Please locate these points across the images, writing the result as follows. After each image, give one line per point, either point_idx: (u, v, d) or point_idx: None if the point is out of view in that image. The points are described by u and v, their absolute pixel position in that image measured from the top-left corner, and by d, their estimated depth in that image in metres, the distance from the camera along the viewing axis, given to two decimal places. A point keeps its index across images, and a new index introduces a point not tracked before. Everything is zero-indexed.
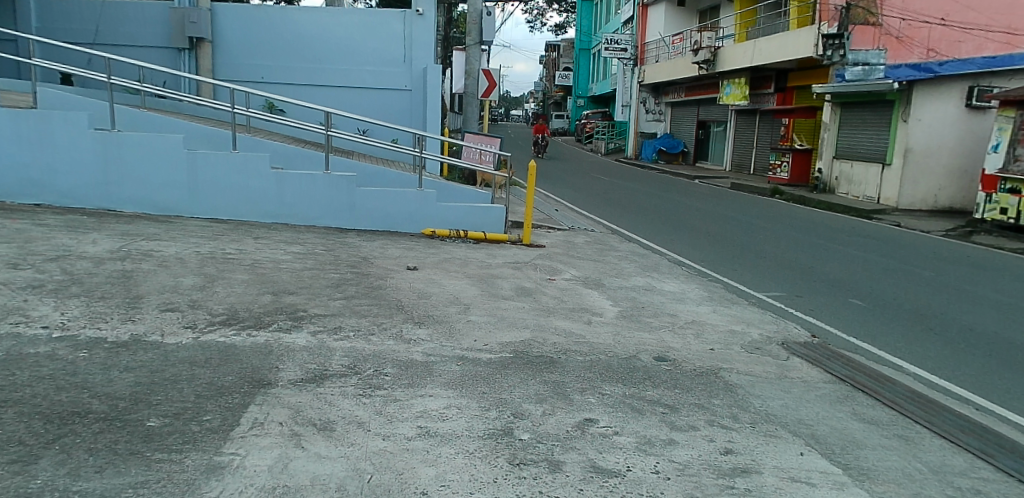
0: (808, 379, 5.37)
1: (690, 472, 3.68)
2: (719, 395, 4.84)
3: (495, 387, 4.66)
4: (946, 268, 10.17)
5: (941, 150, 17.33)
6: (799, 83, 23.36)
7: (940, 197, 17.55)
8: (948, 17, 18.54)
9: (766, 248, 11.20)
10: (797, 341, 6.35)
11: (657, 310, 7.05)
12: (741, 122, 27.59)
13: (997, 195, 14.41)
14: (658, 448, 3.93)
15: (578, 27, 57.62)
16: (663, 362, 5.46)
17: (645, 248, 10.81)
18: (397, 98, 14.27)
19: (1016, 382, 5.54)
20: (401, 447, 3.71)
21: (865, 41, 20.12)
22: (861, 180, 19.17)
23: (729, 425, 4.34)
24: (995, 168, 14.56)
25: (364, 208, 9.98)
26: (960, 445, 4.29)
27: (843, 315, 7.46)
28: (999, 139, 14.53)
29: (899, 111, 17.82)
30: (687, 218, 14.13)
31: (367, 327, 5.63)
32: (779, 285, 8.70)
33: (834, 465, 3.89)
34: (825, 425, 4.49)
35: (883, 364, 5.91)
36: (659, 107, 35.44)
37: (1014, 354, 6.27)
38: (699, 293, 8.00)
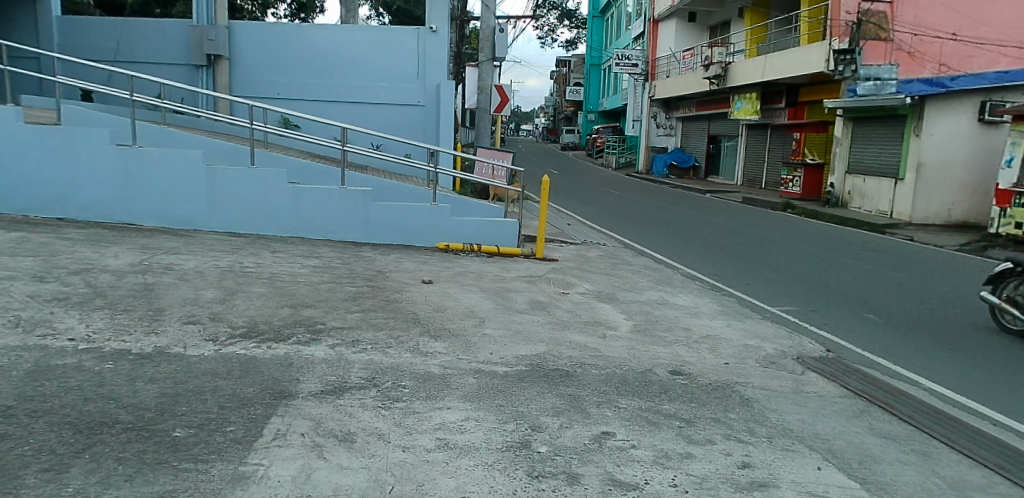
0: (824, 393, 5.37)
1: (707, 486, 3.70)
2: (735, 409, 4.86)
3: (512, 400, 4.71)
4: (962, 283, 10.10)
5: (953, 165, 17.22)
6: (810, 98, 23.47)
7: (954, 211, 17.33)
8: (960, 32, 18.90)
9: (781, 263, 11.16)
10: (812, 356, 6.35)
11: (671, 324, 7.08)
12: (752, 137, 27.60)
13: (1011, 210, 14.36)
14: (675, 462, 3.95)
15: (589, 42, 58.06)
16: (678, 376, 5.48)
17: (658, 262, 10.83)
18: (410, 113, 14.39)
19: None
20: (421, 459, 3.76)
21: (877, 56, 20.07)
22: (873, 194, 19.11)
23: (746, 439, 4.36)
24: (1009, 183, 14.52)
25: (380, 221, 10.07)
26: (977, 460, 4.29)
27: (858, 330, 7.44)
28: (1013, 153, 14.51)
29: (910, 125, 17.88)
30: (699, 233, 14.14)
31: (385, 340, 5.68)
32: (793, 300, 8.70)
33: (851, 479, 3.90)
34: (841, 440, 4.49)
35: (897, 379, 5.89)
36: (671, 122, 35.56)
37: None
38: (713, 307, 8.01)
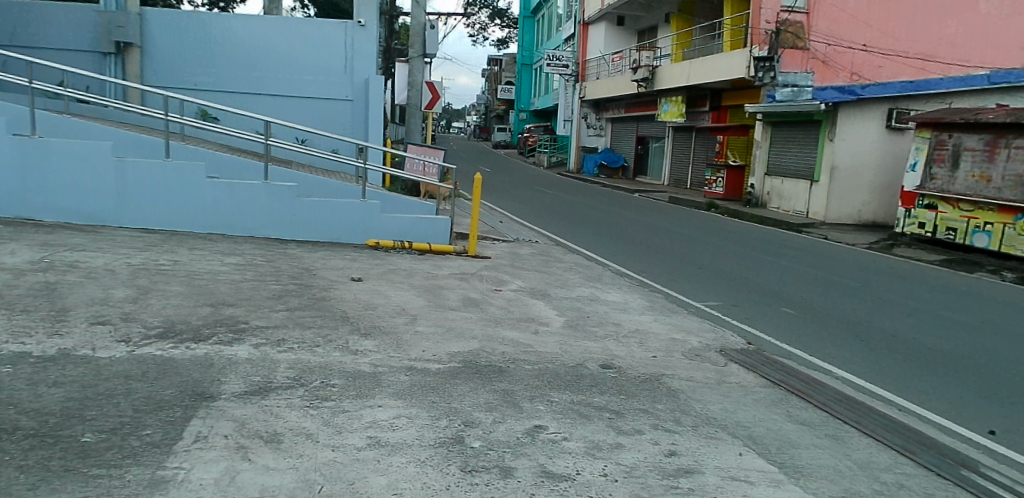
0: (746, 383, 5.56)
1: (636, 474, 3.76)
2: (662, 400, 4.96)
3: (444, 396, 4.66)
4: (871, 278, 10.66)
5: (862, 168, 18.22)
6: (732, 102, 24.28)
7: (863, 212, 18.40)
8: (869, 43, 20.36)
9: (705, 259, 11.51)
10: (735, 348, 6.56)
11: (602, 320, 7.18)
12: (678, 138, 28.37)
13: (916, 211, 15.54)
14: (606, 452, 4.00)
15: (520, 42, 58.33)
16: (609, 370, 5.56)
17: (588, 259, 10.98)
18: (337, 108, 14.10)
19: (934, 385, 5.88)
20: (351, 458, 3.67)
21: (795, 63, 21.02)
22: (791, 195, 19.97)
23: (674, 429, 4.46)
24: (913, 186, 15.70)
25: (305, 218, 9.82)
26: (884, 442, 4.53)
27: (777, 323, 7.74)
28: (917, 158, 15.70)
29: (825, 131, 18.61)
30: (627, 231, 14.43)
31: (312, 339, 5.53)
32: (716, 295, 8.98)
33: (770, 464, 4.05)
34: (761, 427, 4.65)
35: (813, 369, 6.16)
36: (601, 122, 36.16)
37: (930, 360, 6.63)
38: (642, 302, 8.18)
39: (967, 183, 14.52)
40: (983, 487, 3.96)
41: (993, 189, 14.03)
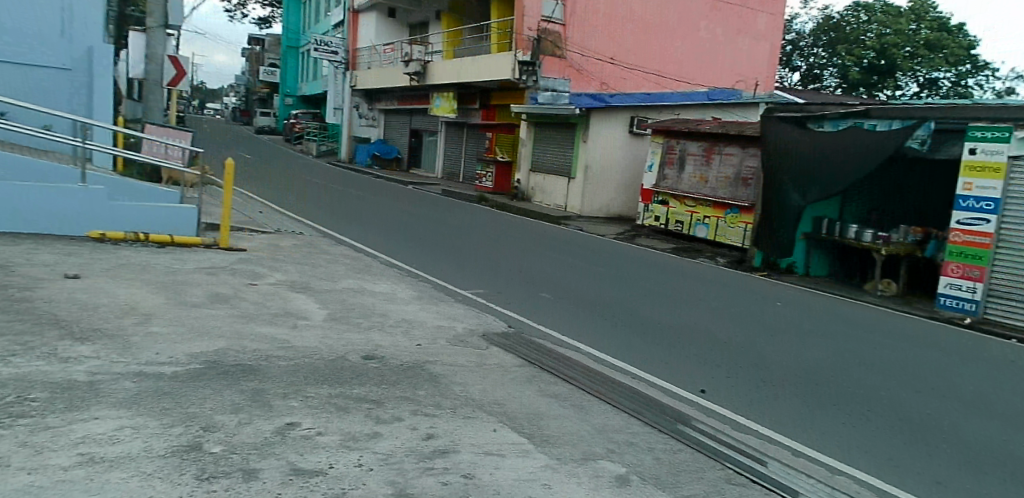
0: (503, 364, 5.74)
1: (392, 461, 3.68)
2: (423, 386, 4.93)
3: (181, 401, 4.18)
4: (619, 265, 11.72)
5: (612, 168, 20.05)
6: (499, 101, 25.01)
7: (613, 208, 20.25)
8: (616, 57, 23.33)
9: (471, 249, 11.81)
10: (496, 332, 6.78)
11: (367, 311, 6.99)
12: (450, 132, 28.91)
13: (652, 206, 17.79)
14: (361, 443, 3.86)
15: (286, 24, 55.37)
16: (371, 360, 5.41)
17: (355, 250, 10.68)
18: (52, 76, 12.48)
19: (659, 355, 6.75)
20: (55, 480, 3.12)
21: (554, 71, 22.17)
22: (552, 190, 21.20)
23: (432, 412, 4.45)
24: (649, 184, 17.99)
25: (7, 206, 8.36)
26: (617, 407, 5.06)
27: (534, 307, 8.15)
28: (653, 160, 18.03)
29: (580, 131, 19.91)
30: (396, 222, 14.31)
31: (8, 348, 4.65)
32: (481, 282, 9.23)
33: (521, 437, 4.23)
34: (515, 403, 4.83)
35: (564, 347, 6.63)
36: (373, 112, 35.61)
37: (659, 333, 7.60)
38: (409, 292, 8.12)
39: (691, 182, 16.88)
40: (691, 436, 4.68)
41: (709, 189, 16.40)
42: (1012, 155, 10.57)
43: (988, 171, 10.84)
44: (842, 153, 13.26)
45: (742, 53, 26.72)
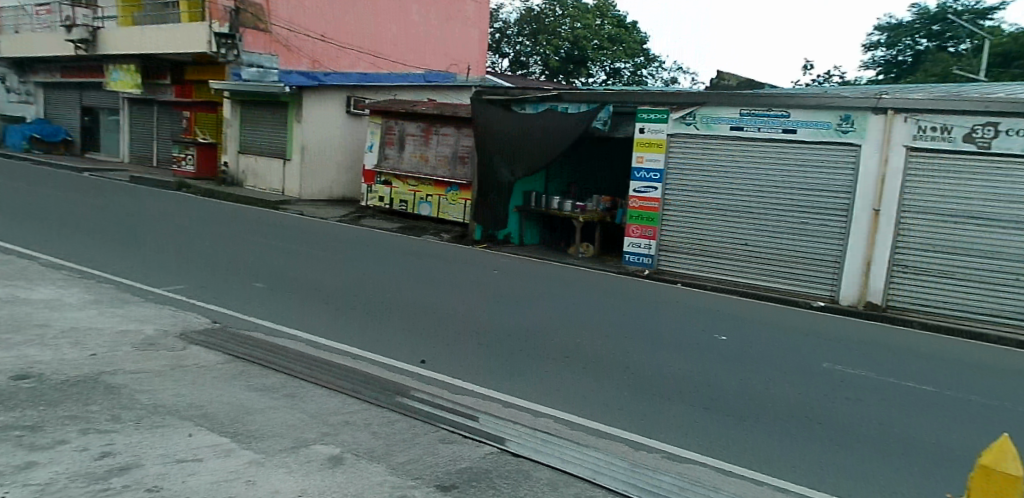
0: (203, 363, 5.23)
1: (54, 490, 3.10)
2: (96, 401, 4.26)
3: None
4: (338, 248, 11.46)
5: (330, 149, 19.49)
6: (196, 77, 22.60)
7: (335, 189, 19.78)
8: (327, 34, 22.75)
9: (166, 242, 10.58)
10: (195, 330, 6.15)
11: (21, 324, 5.84)
12: (136, 112, 25.64)
13: (376, 186, 17.65)
14: (8, 477, 3.18)
15: None
16: (24, 380, 4.53)
17: (9, 253, 8.90)
18: None
19: (377, 332, 6.98)
20: None
21: (259, 46, 21.10)
22: (266, 173, 20.03)
23: (108, 428, 3.86)
24: (371, 165, 17.79)
25: None
26: (333, 388, 5.01)
27: (242, 299, 7.58)
28: (373, 141, 17.79)
29: (292, 112, 19.06)
30: (67, 216, 12.24)
31: None
32: (179, 278, 8.32)
33: (221, 436, 3.91)
34: (215, 403, 4.44)
35: (277, 336, 6.35)
36: (30, 86, 30.16)
37: (378, 310, 7.84)
38: (83, 297, 6.98)
39: (411, 161, 17.03)
40: (408, 406, 4.91)
41: (429, 167, 16.73)
42: (670, 133, 13.26)
43: (653, 146, 13.44)
44: (542, 134, 14.34)
45: (453, 38, 27.42)
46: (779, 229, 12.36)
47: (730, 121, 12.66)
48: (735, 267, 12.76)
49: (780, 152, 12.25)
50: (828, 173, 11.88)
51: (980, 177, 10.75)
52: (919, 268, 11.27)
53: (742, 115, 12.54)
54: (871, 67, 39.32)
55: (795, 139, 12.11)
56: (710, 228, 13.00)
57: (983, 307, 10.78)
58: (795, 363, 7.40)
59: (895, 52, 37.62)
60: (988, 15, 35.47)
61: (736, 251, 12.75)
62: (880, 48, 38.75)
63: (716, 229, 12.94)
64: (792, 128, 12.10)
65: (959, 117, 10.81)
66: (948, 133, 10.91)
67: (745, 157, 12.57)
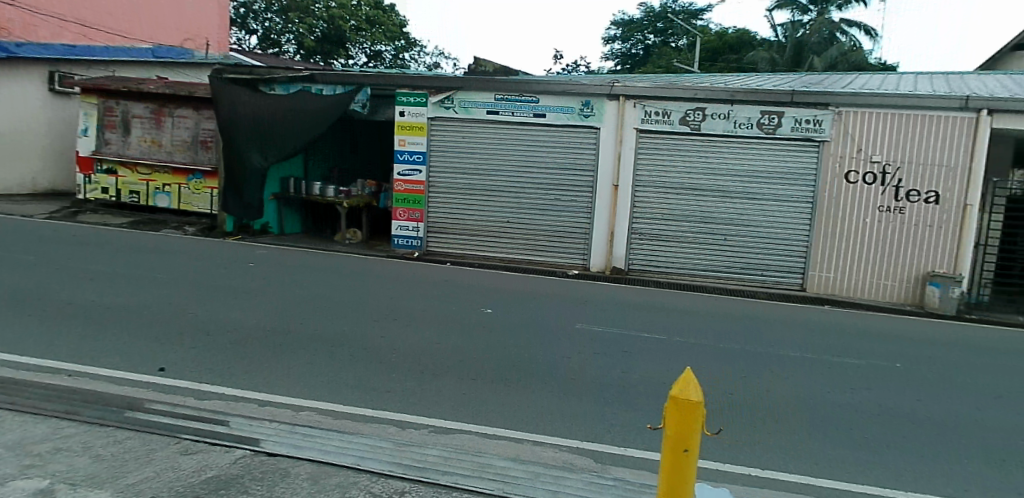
0: None
1: None
2: None
3: None
4: (49, 249, 9.94)
5: (28, 133, 16.83)
6: None
7: (41, 180, 17.10)
8: None
9: None
10: None
11: None
12: None
13: (96, 177, 15.47)
14: None
15: None
16: None
17: None
18: None
19: (99, 338, 6.28)
20: None
21: None
22: None
23: None
24: (88, 151, 15.44)
25: None
26: (42, 413, 4.55)
27: None
28: (87, 123, 15.40)
29: None
30: None
31: None
32: None
33: None
34: None
35: None
36: None
37: (96, 315, 6.97)
38: None
39: (141, 147, 15.21)
40: (142, 420, 4.64)
41: (164, 153, 15.09)
42: (429, 117, 13.20)
43: (414, 129, 13.31)
44: (295, 116, 13.64)
45: (180, 4, 22.98)
46: (534, 207, 13.03)
47: (486, 106, 12.96)
48: (498, 244, 13.23)
49: (531, 135, 12.90)
50: (574, 153, 12.77)
51: (695, 153, 12.33)
52: (654, 235, 12.63)
53: (497, 100, 12.91)
54: (610, 58, 43.22)
55: (545, 123, 12.80)
56: (471, 209, 13.29)
57: (703, 264, 12.49)
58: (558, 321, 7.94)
59: (629, 45, 42.14)
60: (698, 16, 40.53)
61: (497, 228, 13.20)
62: (616, 41, 42.94)
63: (477, 209, 13.27)
64: (542, 112, 12.77)
65: (676, 103, 12.26)
66: (668, 117, 12.31)
67: (500, 140, 13.02)
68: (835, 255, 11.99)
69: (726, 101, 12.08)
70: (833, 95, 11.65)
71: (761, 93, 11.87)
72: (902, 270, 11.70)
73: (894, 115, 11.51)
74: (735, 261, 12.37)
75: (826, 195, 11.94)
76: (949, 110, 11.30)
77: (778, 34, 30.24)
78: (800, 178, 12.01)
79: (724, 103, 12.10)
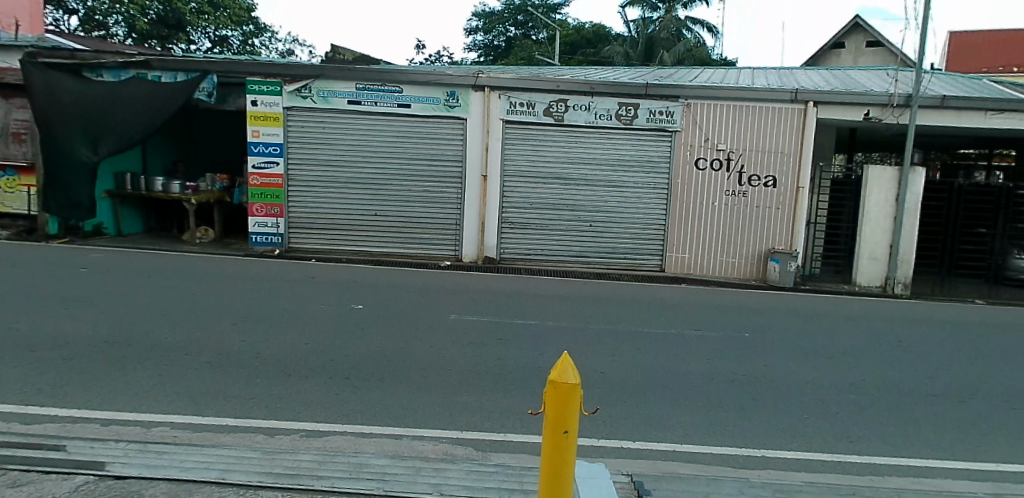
0: None
1: None
2: None
3: None
4: None
5: None
6: None
7: None
8: None
9: None
10: None
11: None
12: None
13: None
14: None
15: None
16: None
17: None
18: None
19: None
20: None
21: None
22: None
23: None
24: None
25: None
26: None
27: None
28: None
29: None
30: None
31: None
32: None
33: None
34: None
35: None
36: None
37: None
38: None
39: None
40: None
41: None
42: (285, 106, 12.51)
43: (269, 120, 12.55)
44: (130, 105, 12.50)
45: None
46: (403, 198, 12.78)
47: (347, 95, 12.49)
48: (365, 238, 12.84)
49: (395, 126, 12.60)
50: (441, 143, 12.63)
51: (559, 142, 12.58)
52: (523, 224, 12.76)
53: (358, 89, 12.48)
54: (473, 50, 43.34)
55: (410, 113, 12.55)
56: (336, 202, 12.79)
57: (571, 250, 12.80)
58: (440, 318, 7.88)
59: (491, 37, 42.55)
60: (558, 10, 41.48)
61: (364, 221, 12.80)
62: (479, 33, 43.25)
63: (342, 202, 12.79)
64: (407, 102, 12.50)
65: (539, 95, 12.41)
66: (532, 108, 12.44)
67: (363, 131, 12.62)
68: (689, 237, 12.70)
69: (586, 93, 12.40)
70: (684, 88, 12.27)
71: (618, 86, 12.29)
72: (748, 249, 12.60)
73: (736, 105, 12.33)
74: (601, 245, 12.79)
75: (679, 181, 12.62)
76: (784, 102, 12.25)
77: (631, 29, 31.56)
78: (656, 165, 12.60)
79: (584, 95, 12.41)
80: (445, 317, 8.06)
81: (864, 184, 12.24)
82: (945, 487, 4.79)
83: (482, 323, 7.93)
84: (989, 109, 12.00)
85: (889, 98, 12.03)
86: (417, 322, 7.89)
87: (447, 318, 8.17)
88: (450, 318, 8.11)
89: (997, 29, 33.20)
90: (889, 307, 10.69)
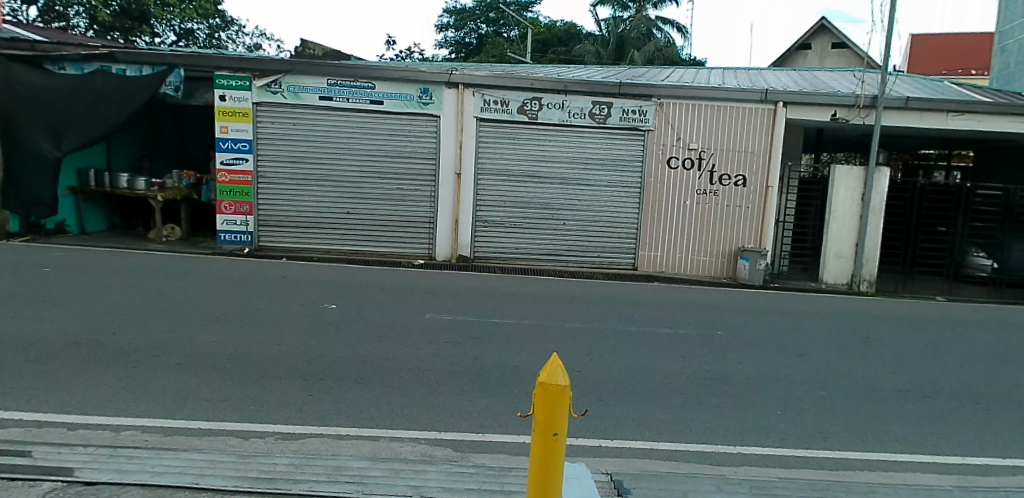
0: None
1: None
2: None
3: None
4: None
5: None
6: None
7: None
8: None
9: None
10: None
11: None
12: None
13: None
14: None
15: None
16: None
17: None
18: None
19: None
20: None
21: None
22: None
23: None
24: None
25: None
26: None
27: None
28: None
29: None
30: None
31: None
32: None
33: None
34: None
35: None
36: None
37: None
38: None
39: None
40: None
41: None
42: (255, 101, 12.28)
43: (238, 115, 12.33)
44: (94, 99, 12.17)
45: None
46: (376, 197, 12.67)
47: (319, 91, 12.31)
48: (337, 236, 12.68)
49: (367, 123, 12.47)
50: (414, 141, 12.53)
51: (532, 140, 12.58)
52: (496, 222, 12.73)
53: (330, 85, 12.30)
54: (444, 46, 43.11)
55: (382, 110, 12.43)
56: (307, 200, 12.62)
57: (545, 249, 12.82)
58: (412, 322, 7.82)
59: (462, 34, 42.42)
60: (529, 8, 41.50)
61: (335, 219, 12.65)
62: (450, 30, 43.07)
63: (313, 201, 12.62)
64: (379, 99, 12.38)
65: (514, 93, 12.38)
66: (506, 105, 12.40)
67: (335, 128, 12.46)
68: (662, 236, 12.80)
69: (560, 92, 12.40)
70: (656, 88, 12.35)
71: (592, 84, 12.31)
72: (719, 248, 12.72)
73: (707, 105, 12.44)
74: (575, 243, 12.84)
75: (651, 180, 12.71)
76: (754, 102, 12.39)
77: (603, 28, 31.73)
78: (628, 164, 12.68)
79: (558, 93, 12.41)
80: (419, 318, 8.00)
81: (831, 184, 12.40)
82: (914, 480, 4.89)
83: (456, 325, 7.86)
84: (951, 110, 12.28)
85: (855, 99, 12.25)
86: (390, 322, 7.80)
87: (421, 318, 8.07)
88: (424, 318, 8.05)
89: (956, 33, 34.17)
90: (856, 304, 10.91)
